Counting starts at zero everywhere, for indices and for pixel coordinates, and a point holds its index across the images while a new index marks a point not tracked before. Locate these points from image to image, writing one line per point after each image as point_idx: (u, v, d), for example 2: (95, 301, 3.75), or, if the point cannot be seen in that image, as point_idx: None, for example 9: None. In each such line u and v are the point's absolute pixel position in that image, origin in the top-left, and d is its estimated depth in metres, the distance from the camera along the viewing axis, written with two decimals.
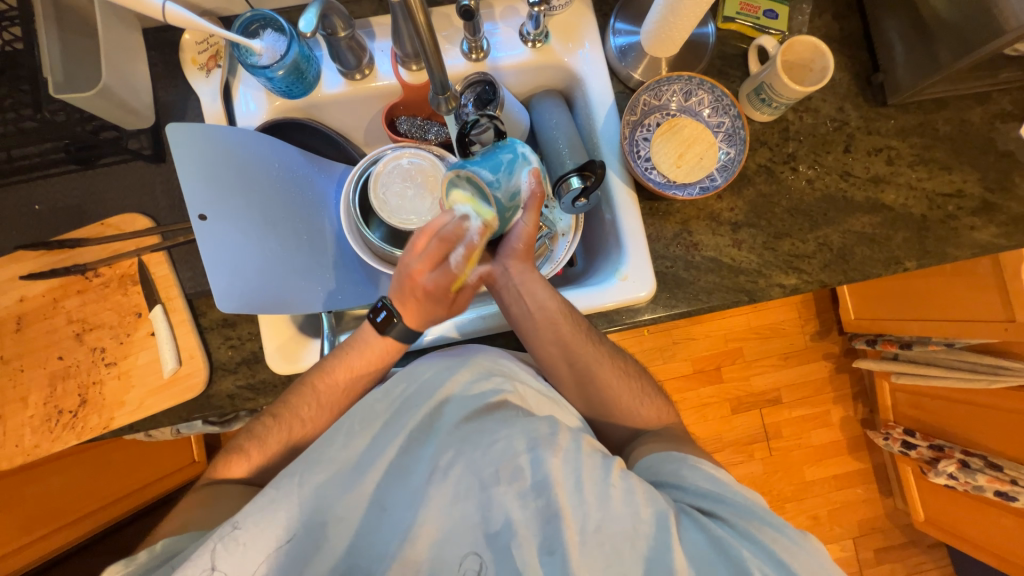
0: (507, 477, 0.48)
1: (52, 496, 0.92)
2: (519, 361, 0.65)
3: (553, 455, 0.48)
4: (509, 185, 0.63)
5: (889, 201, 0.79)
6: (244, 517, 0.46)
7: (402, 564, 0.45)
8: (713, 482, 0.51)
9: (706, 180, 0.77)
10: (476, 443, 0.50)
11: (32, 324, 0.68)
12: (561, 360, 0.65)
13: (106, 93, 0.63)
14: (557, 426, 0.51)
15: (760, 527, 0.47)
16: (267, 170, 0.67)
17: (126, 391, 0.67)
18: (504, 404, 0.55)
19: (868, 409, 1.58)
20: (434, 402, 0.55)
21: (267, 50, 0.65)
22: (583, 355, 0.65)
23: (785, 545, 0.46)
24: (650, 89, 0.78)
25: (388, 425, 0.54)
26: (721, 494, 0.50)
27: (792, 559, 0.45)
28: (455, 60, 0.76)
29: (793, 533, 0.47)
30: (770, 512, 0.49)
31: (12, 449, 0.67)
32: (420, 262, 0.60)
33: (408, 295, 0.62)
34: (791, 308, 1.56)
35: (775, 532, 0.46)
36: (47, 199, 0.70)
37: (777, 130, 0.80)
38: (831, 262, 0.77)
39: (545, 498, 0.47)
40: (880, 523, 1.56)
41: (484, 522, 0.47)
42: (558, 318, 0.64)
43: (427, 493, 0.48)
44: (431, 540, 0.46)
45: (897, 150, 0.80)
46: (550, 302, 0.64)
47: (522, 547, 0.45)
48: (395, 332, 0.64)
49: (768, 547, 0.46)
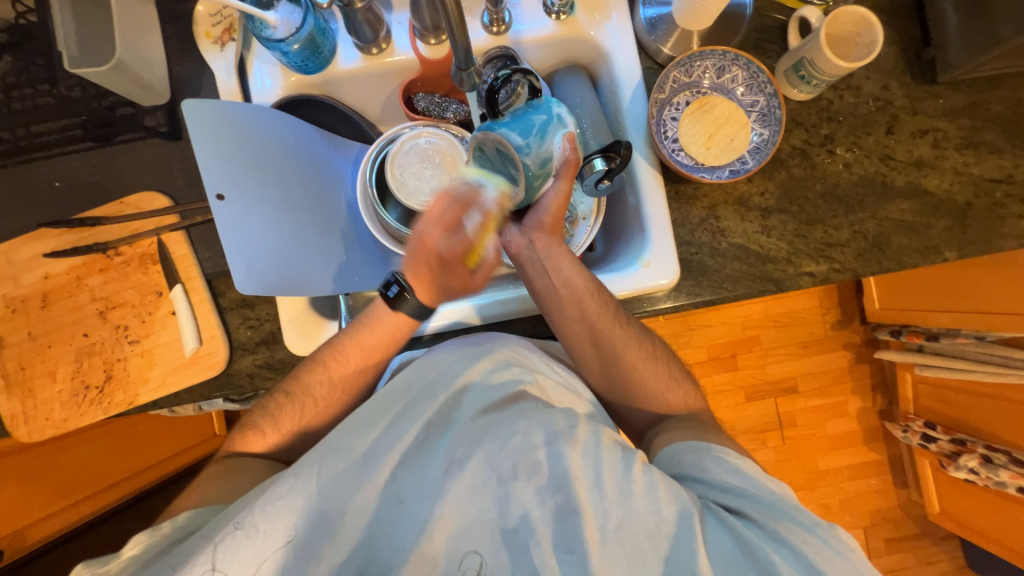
0: (525, 472, 0.47)
1: (82, 465, 0.95)
2: (540, 351, 0.63)
3: (572, 450, 0.48)
4: (540, 149, 0.58)
5: (931, 187, 0.74)
6: (263, 505, 0.46)
7: (420, 559, 0.45)
8: (740, 477, 0.51)
9: (736, 163, 0.73)
10: (494, 437, 0.49)
11: (57, 301, 0.69)
12: (587, 340, 0.65)
13: (121, 68, 0.62)
14: (576, 420, 0.51)
15: (790, 526, 0.46)
16: (284, 149, 0.66)
17: (149, 369, 0.68)
18: (522, 395, 0.54)
19: (887, 401, 1.55)
20: (452, 392, 0.55)
21: (282, 23, 0.62)
22: (610, 335, 0.65)
23: (817, 548, 0.45)
24: (681, 65, 0.73)
25: (405, 415, 0.53)
26: (748, 490, 0.50)
27: (824, 563, 0.44)
28: (475, 33, 0.73)
29: (825, 533, 0.46)
30: (801, 511, 0.48)
31: (42, 422, 0.69)
32: (434, 228, 0.61)
33: (420, 262, 0.63)
34: (813, 296, 1.52)
35: (806, 533, 0.46)
36: (67, 176, 0.70)
37: (814, 110, 0.75)
38: (865, 251, 0.74)
39: (564, 494, 0.46)
40: (892, 514, 1.54)
41: (501, 517, 0.46)
42: (585, 296, 0.64)
43: (445, 486, 0.48)
44: (449, 534, 0.46)
45: (944, 132, 0.75)
46: (576, 278, 0.64)
47: (540, 544, 0.45)
48: (406, 308, 0.64)
49: (798, 548, 0.45)
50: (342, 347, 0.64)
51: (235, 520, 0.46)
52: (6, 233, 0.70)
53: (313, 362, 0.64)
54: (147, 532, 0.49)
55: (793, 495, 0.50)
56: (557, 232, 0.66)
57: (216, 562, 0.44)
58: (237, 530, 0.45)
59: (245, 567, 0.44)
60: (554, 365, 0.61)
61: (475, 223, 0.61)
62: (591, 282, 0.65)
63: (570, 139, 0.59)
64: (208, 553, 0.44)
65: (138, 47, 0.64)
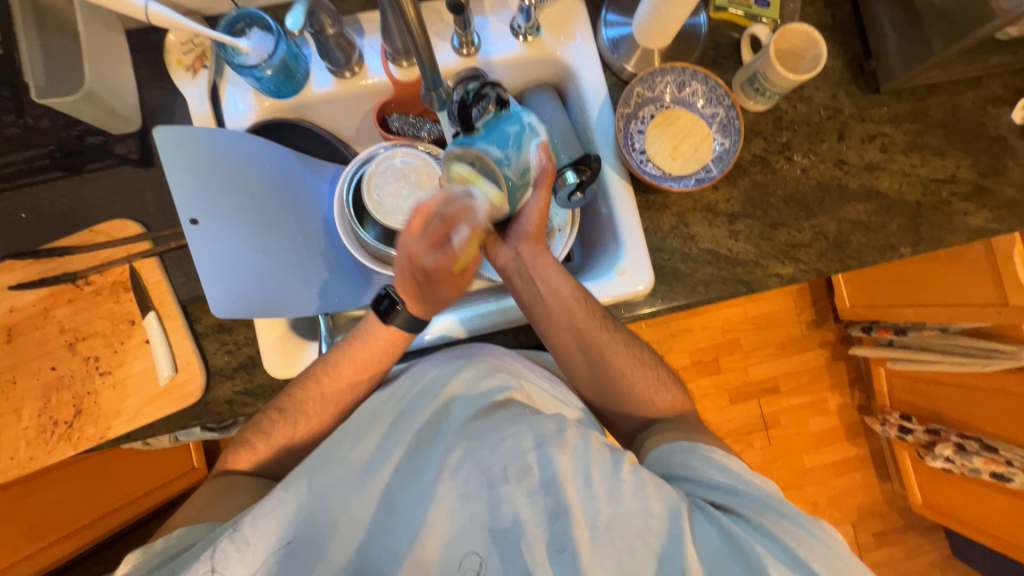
0: (515, 475, 0.48)
1: (49, 508, 0.91)
2: (526, 360, 0.64)
3: (561, 452, 0.48)
4: (517, 159, 0.61)
5: (884, 187, 0.79)
6: (251, 519, 0.45)
7: (413, 565, 0.45)
8: (726, 473, 0.51)
9: (701, 172, 0.77)
10: (483, 442, 0.50)
11: (23, 334, 0.67)
12: (575, 348, 0.66)
13: (91, 98, 0.62)
14: (565, 423, 0.51)
15: (774, 519, 0.47)
16: (259, 172, 0.66)
17: (122, 400, 0.66)
18: (511, 401, 0.54)
19: (865, 395, 1.60)
20: (441, 400, 0.55)
21: (254, 50, 0.64)
22: (597, 343, 0.65)
23: (801, 538, 0.46)
24: (643, 81, 0.77)
25: (396, 426, 0.54)
26: (733, 486, 0.50)
27: (808, 553, 0.45)
28: (446, 55, 0.75)
29: (809, 524, 0.47)
30: (785, 503, 0.49)
31: (7, 462, 0.66)
32: (419, 244, 0.60)
33: (406, 277, 0.62)
34: (787, 297, 1.57)
35: (789, 523, 0.46)
36: (34, 207, 0.69)
37: (770, 119, 0.80)
38: (828, 250, 0.77)
39: (554, 495, 0.47)
40: (878, 508, 1.57)
41: (492, 520, 0.47)
42: (573, 306, 0.65)
43: (435, 494, 0.48)
44: (440, 540, 0.46)
45: (891, 137, 0.80)
46: (564, 287, 0.65)
47: (531, 545, 0.45)
48: (396, 322, 0.63)
49: (783, 540, 0.45)
50: (330, 368, 0.63)
51: (231, 527, 0.45)
52: None
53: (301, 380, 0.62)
54: (138, 549, 0.49)
55: (777, 489, 0.51)
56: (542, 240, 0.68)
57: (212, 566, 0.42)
58: (229, 541, 0.43)
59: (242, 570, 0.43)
60: (539, 373, 0.62)
61: (461, 235, 0.61)
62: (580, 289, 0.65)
63: (544, 148, 0.62)
64: (205, 557, 0.43)
65: (107, 76, 0.64)
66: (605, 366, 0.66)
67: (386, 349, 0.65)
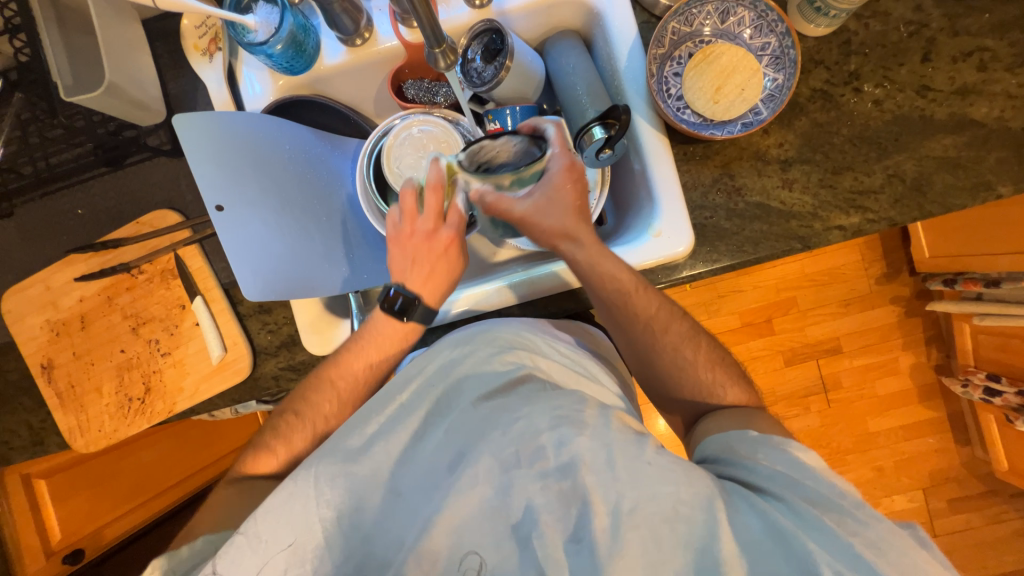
0: (528, 458, 0.46)
1: (144, 468, 1.06)
2: (549, 334, 0.63)
3: (579, 434, 0.46)
4: (485, 221, 0.65)
5: (980, 115, 0.66)
6: (263, 514, 0.46)
7: (420, 556, 0.44)
8: (786, 467, 0.48)
9: (749, 115, 0.67)
10: (495, 424, 0.49)
11: (94, 321, 0.74)
12: (626, 336, 0.64)
13: (114, 92, 0.63)
14: (584, 404, 0.50)
15: (835, 518, 0.42)
16: (279, 154, 0.66)
17: (182, 379, 0.72)
18: (527, 379, 0.54)
19: (944, 354, 1.44)
20: (458, 381, 0.55)
21: (261, 25, 0.62)
22: (649, 332, 0.63)
23: (864, 539, 0.41)
24: (679, 14, 0.68)
25: (405, 406, 0.53)
26: (795, 478, 0.46)
27: (869, 552, 0.40)
28: (457, 10, 0.70)
29: (882, 530, 0.41)
30: (856, 503, 0.44)
31: (96, 434, 0.74)
32: (429, 219, 0.62)
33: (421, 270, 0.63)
34: (852, 250, 1.42)
35: (851, 523, 0.42)
36: (87, 203, 0.73)
37: (835, 44, 0.68)
38: (904, 196, 0.67)
39: (571, 480, 0.45)
40: (954, 473, 1.45)
41: (506, 507, 0.45)
42: (631, 291, 0.60)
43: (450, 477, 0.47)
44: (450, 527, 0.45)
45: (993, 52, 0.66)
46: (619, 276, 0.59)
47: (545, 536, 0.43)
48: (417, 316, 0.63)
49: (838, 535, 0.41)
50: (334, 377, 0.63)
51: (240, 525, 0.46)
52: (43, 262, 0.75)
53: (313, 385, 0.64)
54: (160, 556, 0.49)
55: (854, 490, 0.45)
56: (569, 229, 0.59)
57: (216, 566, 0.44)
58: (241, 536, 0.45)
59: (243, 568, 0.43)
60: (560, 347, 0.61)
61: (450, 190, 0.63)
62: (625, 286, 0.59)
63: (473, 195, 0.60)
64: (212, 558, 0.45)
65: (127, 69, 0.65)
66: (649, 350, 0.63)
67: (382, 346, 0.64)
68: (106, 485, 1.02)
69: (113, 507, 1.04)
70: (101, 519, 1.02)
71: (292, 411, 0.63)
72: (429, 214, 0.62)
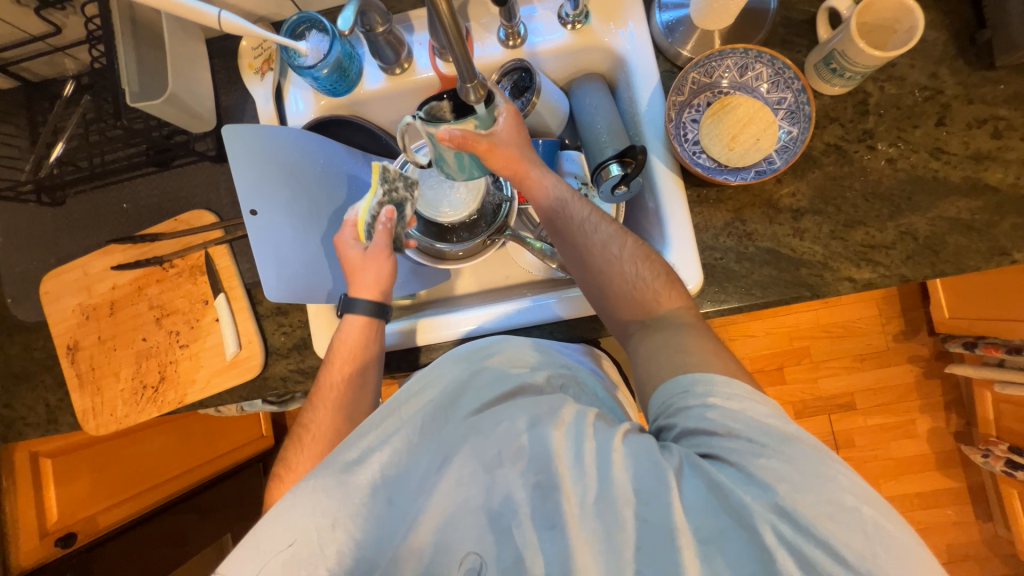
0: (510, 457, 0.46)
1: (149, 458, 1.12)
2: (542, 343, 0.62)
3: (555, 430, 0.47)
4: (451, 165, 0.63)
5: (994, 180, 0.67)
6: (261, 529, 0.44)
7: (408, 552, 0.44)
8: (716, 414, 0.46)
9: (763, 164, 0.70)
10: (481, 428, 0.48)
11: (122, 308, 0.78)
12: (579, 268, 0.62)
13: (173, 100, 0.69)
14: (561, 403, 0.50)
15: (765, 462, 0.42)
16: (313, 166, 0.70)
17: (196, 371, 0.75)
18: (522, 390, 0.53)
19: (965, 421, 1.38)
20: (453, 386, 0.54)
21: (312, 51, 0.68)
22: (594, 252, 0.61)
23: (792, 483, 0.40)
24: (699, 66, 0.72)
25: (400, 421, 0.51)
26: (730, 425, 0.45)
27: (795, 499, 0.40)
28: (492, 49, 0.75)
29: (810, 470, 0.40)
30: (782, 437, 0.43)
31: (107, 417, 0.77)
32: (347, 234, 0.68)
33: (348, 271, 0.68)
34: (869, 304, 1.40)
35: (779, 465, 0.41)
36: (132, 198, 0.79)
37: (851, 104, 0.71)
38: (916, 253, 0.67)
39: (546, 474, 0.44)
40: (974, 551, 1.37)
41: (488, 502, 0.45)
42: (572, 198, 0.64)
43: (434, 476, 0.47)
44: (436, 523, 0.44)
45: (1007, 120, 0.67)
46: (556, 187, 0.65)
47: (522, 526, 0.43)
48: (361, 309, 0.66)
49: (772, 487, 0.40)
50: (319, 384, 0.64)
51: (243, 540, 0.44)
52: (84, 250, 0.79)
53: (311, 399, 0.64)
54: None
55: (782, 422, 0.44)
56: (523, 169, 0.64)
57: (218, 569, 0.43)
58: (240, 550, 0.44)
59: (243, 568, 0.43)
60: (551, 351, 0.61)
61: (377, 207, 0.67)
62: (563, 192, 0.64)
63: (442, 140, 0.58)
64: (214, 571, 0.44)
65: (187, 80, 0.72)
66: (599, 269, 0.60)
67: (352, 346, 0.65)
68: (110, 471, 1.06)
69: (117, 492, 1.06)
70: (99, 506, 1.03)
71: (297, 426, 0.64)
72: (355, 244, 0.68)
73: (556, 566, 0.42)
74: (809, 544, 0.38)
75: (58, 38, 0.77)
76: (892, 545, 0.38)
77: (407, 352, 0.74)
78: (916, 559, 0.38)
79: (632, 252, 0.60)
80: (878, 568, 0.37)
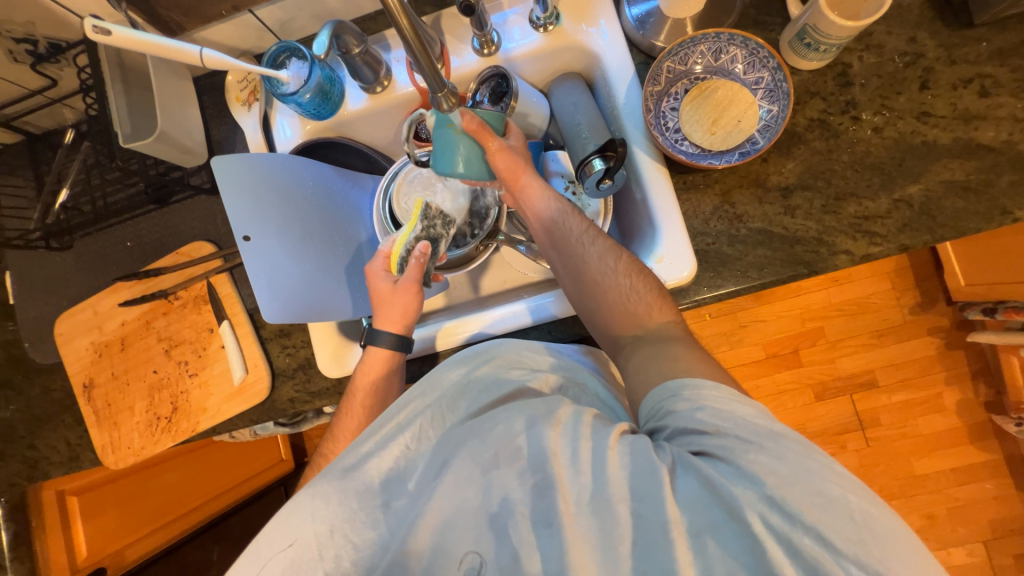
0: (505, 459, 0.45)
1: (172, 489, 1.14)
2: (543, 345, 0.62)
3: (551, 430, 0.46)
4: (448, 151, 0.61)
5: (987, 139, 0.65)
6: (266, 538, 0.47)
7: (403, 560, 0.44)
8: (705, 413, 0.45)
9: (746, 145, 0.70)
10: (477, 432, 0.48)
11: (132, 344, 0.80)
12: (570, 279, 0.64)
13: (164, 138, 0.72)
14: (559, 402, 0.49)
15: (757, 457, 0.41)
16: (303, 187, 0.72)
17: (207, 399, 0.76)
18: (519, 392, 0.53)
19: (994, 390, 1.33)
20: (451, 391, 0.54)
21: (293, 78, 0.70)
22: (589, 266, 0.61)
23: (781, 476, 0.39)
24: (674, 54, 0.72)
25: (399, 425, 0.51)
26: (722, 426, 0.44)
27: (785, 491, 0.39)
28: (467, 58, 0.76)
29: (796, 466, 0.40)
30: (770, 434, 0.42)
31: (126, 450, 0.79)
32: (379, 266, 0.71)
33: (376, 302, 0.69)
34: (880, 278, 1.37)
35: (767, 457, 0.41)
36: (135, 236, 0.82)
37: (830, 77, 0.70)
38: (912, 221, 0.66)
39: (542, 473, 0.44)
40: (1019, 525, 1.31)
41: (484, 504, 0.44)
42: (569, 213, 0.65)
43: (432, 484, 0.47)
44: (432, 530, 0.44)
45: (994, 78, 0.66)
46: (552, 202, 0.66)
47: (519, 528, 0.43)
48: (383, 342, 0.67)
49: (757, 477, 0.40)
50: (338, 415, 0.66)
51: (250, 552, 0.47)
52: (93, 290, 0.82)
53: (332, 431, 0.66)
54: None
55: (768, 421, 0.44)
56: (519, 174, 0.65)
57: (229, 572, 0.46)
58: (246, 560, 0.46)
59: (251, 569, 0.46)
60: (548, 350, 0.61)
61: (412, 240, 0.70)
62: (562, 208, 0.65)
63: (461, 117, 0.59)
64: None
65: (177, 118, 0.74)
66: (593, 282, 0.61)
67: (370, 378, 0.66)
68: (135, 504, 1.08)
69: (141, 525, 1.09)
70: (122, 542, 1.05)
71: (319, 458, 0.66)
72: (387, 277, 0.70)
73: (552, 563, 0.42)
74: (798, 535, 0.38)
75: (56, 90, 0.81)
76: (882, 533, 0.38)
77: (409, 363, 0.75)
78: (904, 543, 0.38)
79: (625, 267, 0.61)
80: (867, 555, 0.37)
